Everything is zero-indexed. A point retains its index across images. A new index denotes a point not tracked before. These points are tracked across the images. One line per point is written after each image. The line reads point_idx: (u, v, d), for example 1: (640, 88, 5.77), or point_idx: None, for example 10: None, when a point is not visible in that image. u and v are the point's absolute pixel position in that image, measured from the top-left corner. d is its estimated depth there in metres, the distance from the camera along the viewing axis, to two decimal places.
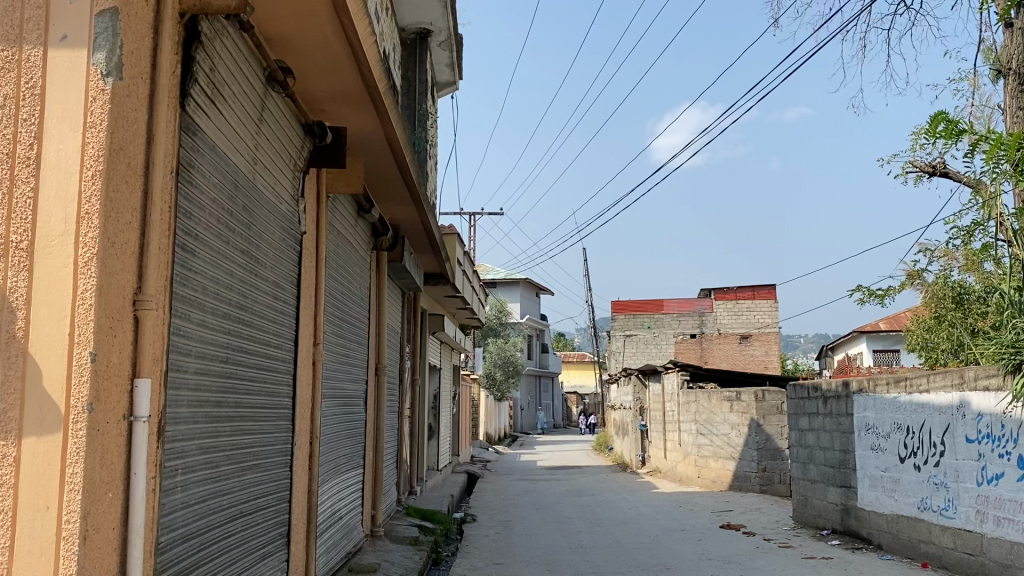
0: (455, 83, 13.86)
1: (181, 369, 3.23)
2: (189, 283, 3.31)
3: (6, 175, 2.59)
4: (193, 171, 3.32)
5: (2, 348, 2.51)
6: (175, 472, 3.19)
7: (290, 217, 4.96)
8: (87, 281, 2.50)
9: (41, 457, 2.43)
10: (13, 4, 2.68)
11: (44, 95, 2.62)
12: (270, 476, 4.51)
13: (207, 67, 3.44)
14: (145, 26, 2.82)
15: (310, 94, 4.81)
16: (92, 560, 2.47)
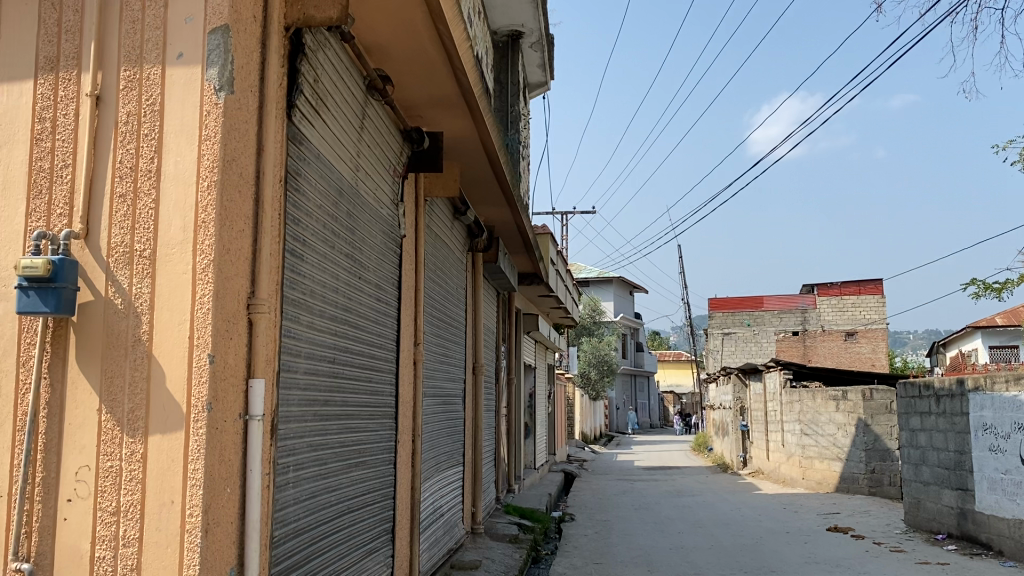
0: (546, 83, 13.90)
1: (292, 370, 3.36)
2: (298, 286, 3.44)
3: (130, 189, 2.76)
4: (300, 179, 3.45)
5: (129, 351, 2.67)
6: (288, 468, 3.32)
7: (391, 220, 5.08)
8: (205, 286, 2.63)
9: (165, 453, 2.58)
10: (134, 26, 2.84)
11: (163, 112, 2.77)
12: (375, 473, 4.64)
13: (311, 78, 3.55)
14: (254, 42, 2.94)
15: (408, 101, 4.91)
16: (213, 552, 2.59)
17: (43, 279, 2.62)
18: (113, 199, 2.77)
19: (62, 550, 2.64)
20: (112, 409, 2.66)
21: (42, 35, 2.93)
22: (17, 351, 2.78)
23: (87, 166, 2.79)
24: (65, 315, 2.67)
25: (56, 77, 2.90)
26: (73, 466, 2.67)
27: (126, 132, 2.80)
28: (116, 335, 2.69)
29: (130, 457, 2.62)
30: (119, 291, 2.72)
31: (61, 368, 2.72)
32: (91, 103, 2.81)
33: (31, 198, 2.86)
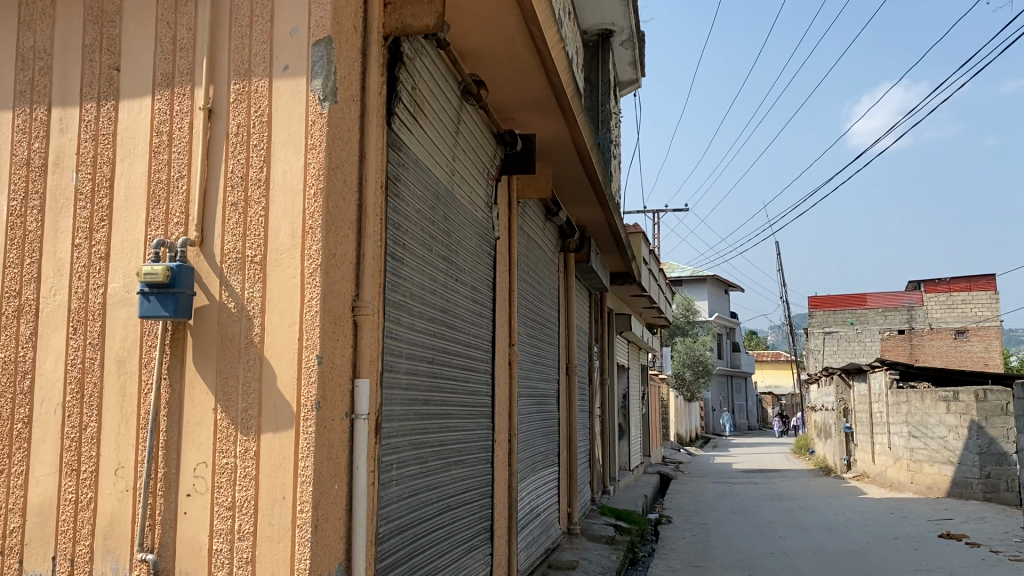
0: (637, 81, 13.78)
1: (394, 370, 3.45)
2: (399, 289, 3.52)
3: (241, 198, 2.89)
4: (400, 185, 3.53)
5: (242, 353, 2.79)
6: (391, 466, 3.40)
7: (485, 222, 5.14)
8: (313, 289, 2.74)
9: (277, 450, 2.69)
10: (243, 41, 2.96)
11: (271, 123, 2.88)
12: (473, 472, 4.70)
13: (409, 85, 3.63)
14: (355, 53, 3.04)
15: (502, 103, 4.95)
16: (323, 546, 2.69)
17: (163, 284, 2.76)
18: (225, 208, 2.90)
19: (183, 543, 2.78)
20: (226, 409, 2.79)
21: (158, 53, 3.08)
22: (140, 353, 2.93)
23: (201, 177, 2.93)
24: (183, 319, 2.80)
25: (172, 92, 3.04)
26: (192, 463, 2.81)
27: (236, 143, 2.92)
28: (230, 337, 2.81)
29: (244, 455, 2.74)
30: (232, 295, 2.84)
31: (180, 369, 2.86)
32: (204, 116, 2.95)
33: (151, 208, 3.01)
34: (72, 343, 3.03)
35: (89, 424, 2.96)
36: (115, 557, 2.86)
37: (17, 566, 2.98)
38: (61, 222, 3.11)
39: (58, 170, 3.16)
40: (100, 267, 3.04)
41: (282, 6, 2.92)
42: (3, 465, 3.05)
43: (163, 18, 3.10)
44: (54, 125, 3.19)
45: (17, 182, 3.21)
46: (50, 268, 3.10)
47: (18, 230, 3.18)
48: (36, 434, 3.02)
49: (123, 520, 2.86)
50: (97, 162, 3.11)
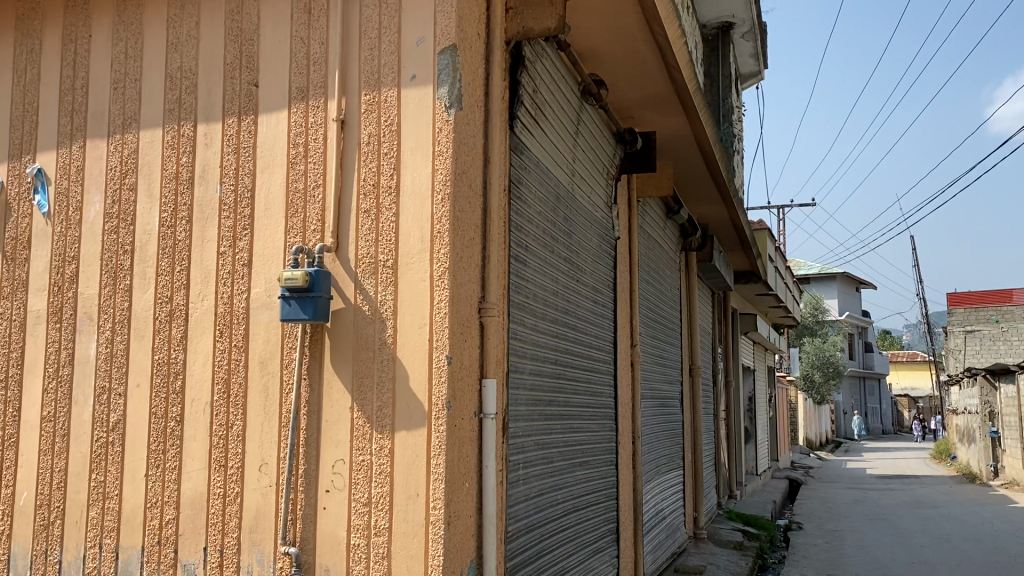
0: (759, 73, 13.41)
1: (518, 370, 3.49)
2: (522, 290, 3.56)
3: (373, 205, 2.99)
4: (522, 188, 3.57)
5: (376, 353, 2.90)
6: (518, 466, 3.43)
7: (605, 222, 5.12)
8: (442, 291, 2.82)
9: (411, 449, 2.78)
10: (372, 52, 3.07)
11: (400, 131, 2.98)
12: (598, 474, 4.69)
13: (531, 88, 3.67)
14: (479, 59, 3.11)
15: (621, 102, 4.93)
16: (455, 543, 2.76)
17: (303, 288, 2.89)
18: (358, 215, 3.01)
19: (323, 536, 2.90)
20: (362, 408, 2.90)
21: (294, 68, 3.23)
22: (281, 355, 3.09)
23: (335, 185, 3.05)
24: (321, 321, 2.93)
25: (307, 105, 3.18)
26: (330, 460, 2.93)
27: (368, 152, 3.03)
28: (365, 338, 2.93)
29: (379, 452, 2.84)
30: (366, 298, 2.95)
31: (318, 370, 2.99)
32: (337, 126, 3.07)
33: (289, 217, 3.16)
34: (219, 346, 3.21)
35: (235, 423, 3.13)
36: (260, 549, 3.01)
37: (172, 556, 3.18)
38: (208, 232, 3.30)
39: (203, 182, 3.35)
40: (243, 273, 3.21)
41: (410, 17, 3.02)
42: (159, 461, 3.26)
43: (297, 34, 3.25)
44: (200, 140, 3.39)
45: (168, 195, 3.42)
46: (198, 275, 3.30)
47: (169, 239, 3.39)
48: (188, 431, 3.22)
49: (267, 513, 3.01)
50: (239, 173, 3.28)
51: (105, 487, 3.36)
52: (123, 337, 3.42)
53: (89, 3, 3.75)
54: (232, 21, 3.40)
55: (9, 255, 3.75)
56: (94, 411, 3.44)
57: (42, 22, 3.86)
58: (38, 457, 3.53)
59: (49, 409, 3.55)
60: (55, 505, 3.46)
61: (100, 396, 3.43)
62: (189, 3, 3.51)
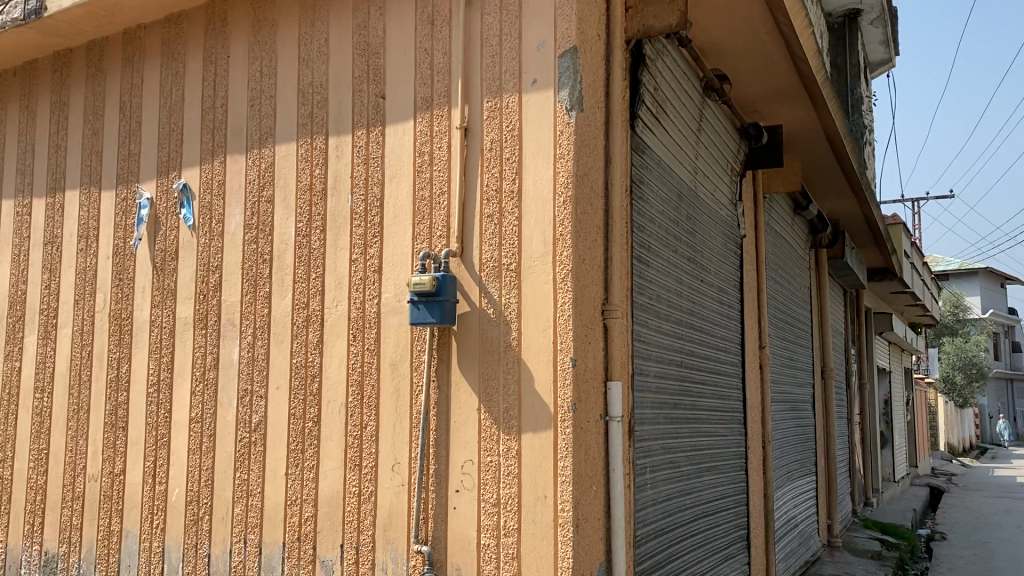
0: (891, 60, 12.81)
1: (643, 374, 3.45)
2: (646, 292, 3.53)
3: (496, 209, 3.03)
4: (644, 188, 3.54)
5: (502, 355, 2.94)
6: (645, 470, 3.40)
7: (730, 221, 5.01)
8: (565, 294, 2.82)
9: (538, 451, 2.80)
10: (494, 59, 3.11)
11: (523, 135, 3.01)
12: (727, 479, 4.58)
13: (652, 87, 3.63)
14: (599, 60, 3.10)
15: (745, 96, 4.80)
16: (584, 546, 2.75)
17: (430, 292, 2.96)
18: (482, 220, 3.06)
19: (453, 536, 2.95)
20: (489, 409, 2.94)
21: (418, 79, 3.31)
22: (410, 358, 3.16)
23: (459, 191, 3.11)
24: (448, 325, 2.99)
25: (431, 114, 3.25)
26: (460, 460, 2.98)
27: (491, 157, 3.08)
28: (491, 341, 2.97)
29: (506, 453, 2.87)
30: (491, 302, 2.99)
31: (446, 373, 3.06)
32: (461, 134, 3.12)
33: (416, 224, 3.23)
34: (352, 349, 3.33)
35: (369, 424, 3.23)
36: (394, 547, 3.09)
37: (311, 552, 3.31)
38: (340, 240, 3.43)
39: (335, 193, 3.48)
40: (374, 279, 3.31)
41: (531, 22, 3.05)
42: (298, 460, 3.40)
43: (421, 45, 3.33)
44: (331, 152, 3.52)
45: (302, 205, 3.58)
46: (332, 281, 3.43)
47: (304, 248, 3.54)
48: (324, 432, 3.35)
49: (400, 512, 3.09)
50: (368, 183, 3.39)
51: (248, 485, 3.54)
52: (263, 342, 3.59)
53: (227, 25, 3.97)
54: (359, 35, 3.52)
55: (159, 266, 4.01)
56: (237, 413, 3.62)
57: (184, 47, 4.11)
58: (187, 456, 3.75)
59: (197, 410, 3.76)
60: (204, 501, 3.67)
61: (243, 398, 3.62)
62: (319, 21, 3.66)
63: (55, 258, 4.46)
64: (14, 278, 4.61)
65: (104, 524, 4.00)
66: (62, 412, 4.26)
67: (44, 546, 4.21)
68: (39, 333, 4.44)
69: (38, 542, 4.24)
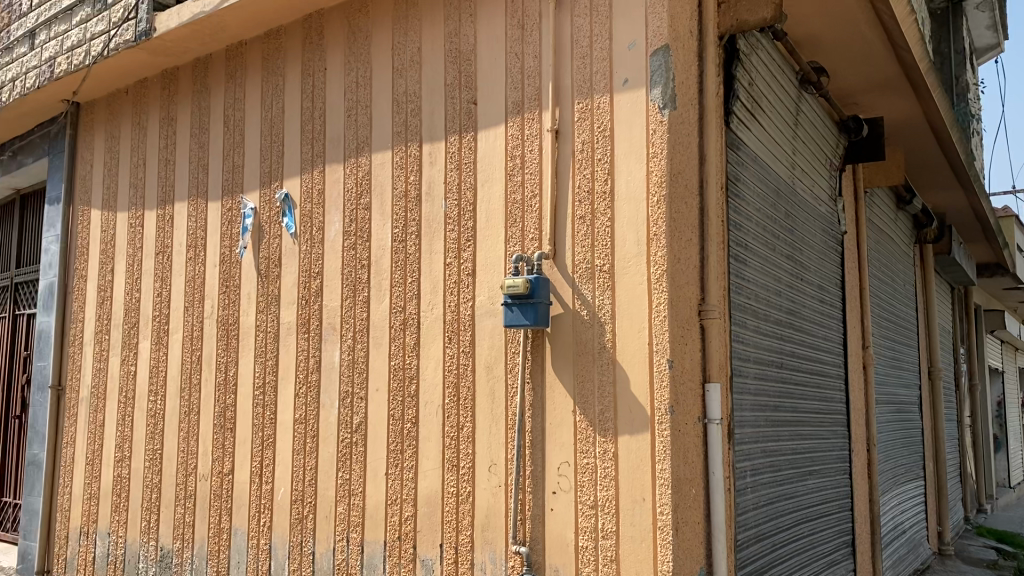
0: (999, 44, 12.21)
1: (742, 375, 3.38)
2: (744, 291, 3.46)
3: (589, 209, 3.03)
4: (740, 185, 3.47)
5: (597, 357, 2.93)
6: (746, 473, 3.33)
7: (830, 217, 4.86)
8: (661, 294, 2.80)
9: (635, 453, 2.79)
10: (585, 61, 3.11)
11: (615, 135, 3.00)
12: (831, 483, 4.45)
13: (747, 82, 3.56)
14: (692, 57, 3.06)
15: (843, 88, 4.66)
16: (684, 550, 2.72)
17: (524, 294, 2.97)
18: (574, 221, 3.06)
19: (551, 537, 2.96)
20: (585, 410, 2.94)
21: (509, 83, 3.33)
22: (505, 360, 3.19)
23: (551, 193, 3.11)
24: (542, 327, 3.00)
25: (522, 118, 3.27)
26: (556, 462, 2.98)
27: (582, 159, 3.08)
28: (586, 342, 2.97)
29: (603, 455, 2.86)
30: (584, 303, 2.99)
31: (541, 375, 3.07)
32: (553, 136, 3.13)
33: (508, 226, 3.26)
34: (448, 351, 3.37)
35: (465, 425, 3.27)
36: (492, 547, 3.12)
37: (411, 551, 3.37)
38: (435, 245, 3.48)
39: (429, 198, 3.54)
40: (468, 282, 3.36)
41: (621, 22, 3.03)
42: (398, 460, 3.47)
43: (511, 49, 3.35)
44: (425, 159, 3.59)
45: (398, 212, 3.65)
46: (427, 285, 3.49)
47: (401, 253, 3.61)
48: (423, 433, 3.40)
49: (498, 513, 3.12)
50: (462, 187, 3.43)
51: (350, 484, 3.63)
52: (362, 345, 3.68)
53: (324, 38, 4.09)
54: (451, 43, 3.57)
55: (263, 273, 4.16)
56: (339, 414, 3.72)
57: (283, 61, 4.25)
58: (291, 456, 3.88)
59: (300, 412, 3.88)
60: (308, 501, 3.78)
61: (344, 399, 3.71)
62: (411, 30, 3.73)
63: (167, 266, 4.68)
64: (129, 286, 4.86)
65: (214, 522, 4.17)
66: (175, 413, 4.46)
67: (160, 542, 4.41)
68: (153, 337, 4.66)
69: (154, 538, 4.45)
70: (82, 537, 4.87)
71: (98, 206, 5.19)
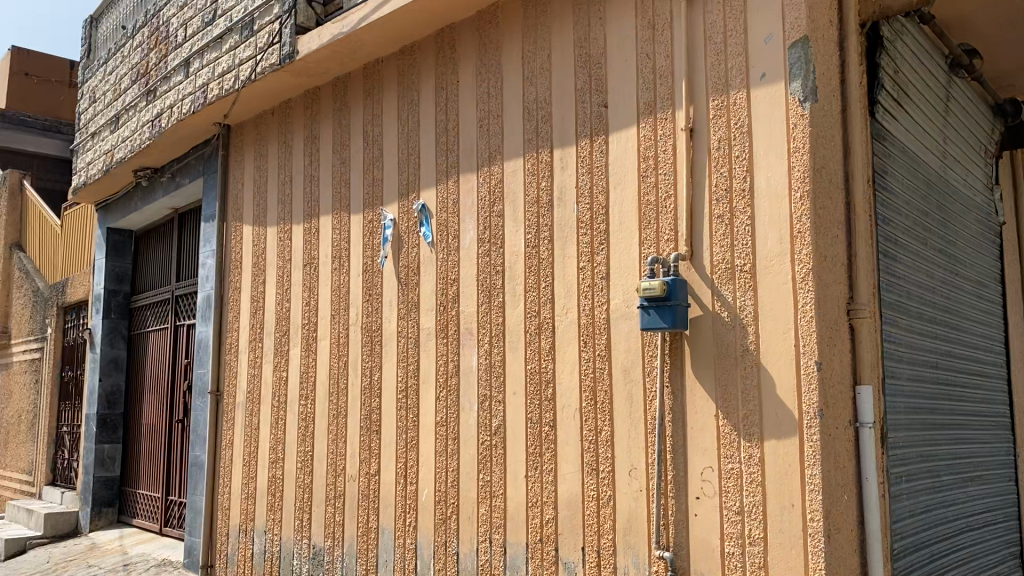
0: None
1: (896, 376, 3.23)
2: (895, 289, 3.30)
3: (727, 209, 2.97)
4: (888, 178, 3.32)
5: (739, 359, 2.87)
6: (901, 479, 3.17)
7: (987, 207, 4.56)
8: (806, 294, 2.71)
9: (783, 458, 2.71)
10: (719, 57, 3.06)
11: (753, 132, 2.93)
12: (995, 490, 4.17)
13: (892, 70, 3.40)
14: (833, 47, 2.96)
15: (998, 69, 4.38)
16: (837, 558, 2.63)
17: (661, 297, 2.95)
18: (712, 221, 3.01)
19: (695, 543, 2.92)
20: (728, 414, 2.88)
21: (640, 84, 3.31)
22: (643, 363, 3.17)
23: (687, 193, 3.07)
24: (680, 328, 2.96)
25: (655, 119, 3.24)
26: (699, 467, 2.94)
27: (719, 156, 3.02)
28: (727, 344, 2.91)
29: (748, 460, 2.80)
30: (724, 304, 2.93)
31: (681, 378, 3.03)
32: (687, 136, 3.09)
33: (643, 228, 3.23)
34: (584, 355, 3.38)
35: (604, 429, 3.27)
36: (635, 552, 3.10)
37: (553, 554, 3.40)
38: (568, 249, 3.50)
39: (562, 203, 3.56)
40: (602, 286, 3.35)
41: (756, 15, 2.96)
42: (537, 463, 3.51)
43: (642, 50, 3.32)
44: (557, 163, 3.61)
45: (531, 217, 3.69)
46: (562, 289, 3.51)
47: (534, 258, 3.65)
48: (561, 437, 3.42)
49: (640, 517, 3.10)
50: (594, 191, 3.44)
51: (491, 486, 3.69)
52: (498, 349, 3.75)
53: (456, 50, 4.19)
54: (581, 47, 3.58)
55: (402, 281, 4.30)
56: (478, 417, 3.79)
57: (418, 75, 4.38)
58: (434, 458, 3.98)
59: (441, 415, 3.98)
60: (451, 502, 3.87)
61: (483, 403, 3.78)
62: (541, 38, 3.76)
63: (313, 277, 4.90)
64: (279, 296, 5.13)
65: (362, 521, 4.34)
66: (323, 416, 4.67)
67: (313, 540, 4.62)
68: (301, 345, 4.90)
69: (307, 536, 4.67)
70: (241, 534, 5.16)
71: (249, 222, 5.50)
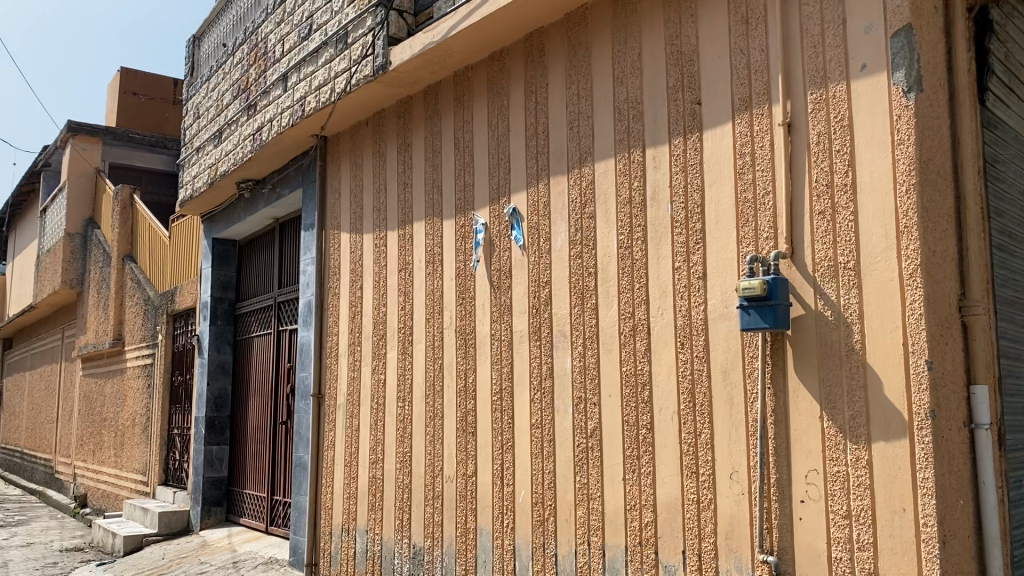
0: None
1: (1014, 375, 3.08)
2: (1011, 284, 3.15)
3: (828, 205, 2.90)
4: (1000, 167, 3.17)
5: (844, 360, 2.79)
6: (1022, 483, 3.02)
7: None
8: (915, 291, 2.62)
9: (892, 461, 2.62)
10: (816, 50, 2.98)
11: (854, 125, 2.85)
12: None
13: (1003, 54, 3.25)
14: (938, 34, 2.85)
15: None
16: (953, 564, 2.52)
17: (761, 296, 2.89)
18: (813, 217, 2.94)
19: (801, 548, 2.85)
20: (833, 416, 2.80)
21: (734, 80, 3.26)
22: (743, 364, 3.11)
23: (786, 190, 3.01)
24: (782, 328, 2.90)
25: (751, 114, 3.18)
26: (803, 470, 2.87)
27: (819, 151, 2.95)
28: (830, 344, 2.83)
29: (856, 463, 2.72)
30: (828, 303, 2.86)
31: (783, 379, 2.97)
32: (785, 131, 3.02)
33: (740, 226, 3.17)
34: (681, 357, 3.35)
35: (703, 431, 3.22)
36: (738, 556, 3.05)
37: (653, 557, 3.37)
38: (662, 249, 3.47)
39: (655, 203, 3.54)
40: (699, 286, 3.31)
41: (855, 5, 2.88)
42: (635, 466, 3.49)
43: (736, 45, 3.27)
44: (649, 163, 3.58)
45: (623, 218, 3.68)
46: (657, 290, 3.48)
47: (628, 259, 3.63)
48: (659, 439, 3.40)
49: (742, 520, 3.04)
50: (688, 191, 3.40)
51: (589, 489, 3.69)
52: (593, 351, 3.74)
53: (545, 54, 4.20)
54: (672, 45, 3.54)
55: (496, 285, 4.34)
56: (574, 420, 3.80)
57: (507, 81, 4.42)
58: (530, 460, 4.01)
59: (536, 417, 4.00)
60: (549, 504, 3.88)
61: (578, 405, 3.79)
62: (630, 38, 3.74)
63: (409, 281, 5.00)
64: (377, 301, 5.25)
65: (461, 522, 4.40)
66: (421, 418, 4.76)
67: (413, 540, 4.71)
68: (399, 349, 5.00)
69: (407, 536, 4.76)
70: (344, 533, 5.30)
71: (346, 230, 5.65)
